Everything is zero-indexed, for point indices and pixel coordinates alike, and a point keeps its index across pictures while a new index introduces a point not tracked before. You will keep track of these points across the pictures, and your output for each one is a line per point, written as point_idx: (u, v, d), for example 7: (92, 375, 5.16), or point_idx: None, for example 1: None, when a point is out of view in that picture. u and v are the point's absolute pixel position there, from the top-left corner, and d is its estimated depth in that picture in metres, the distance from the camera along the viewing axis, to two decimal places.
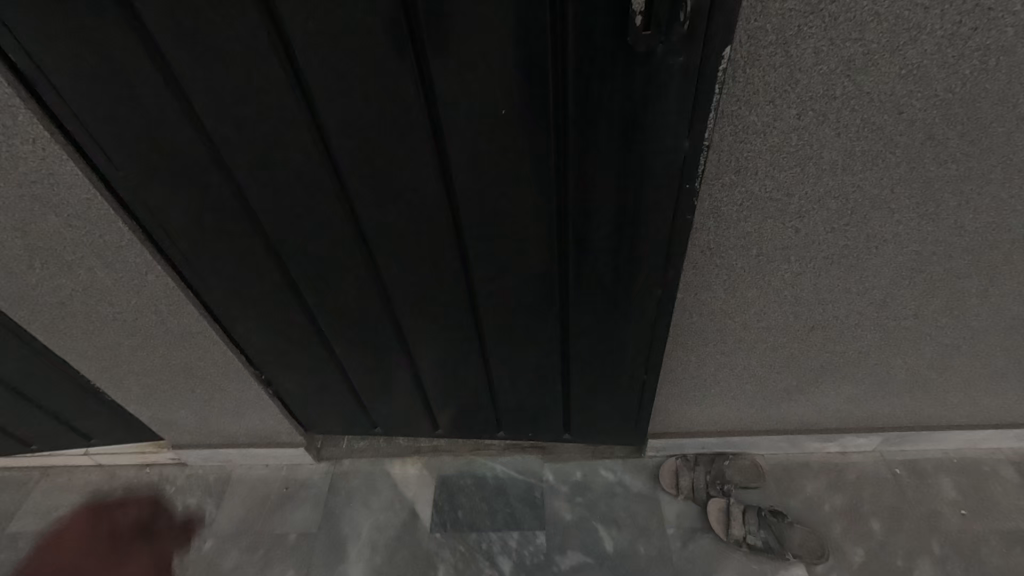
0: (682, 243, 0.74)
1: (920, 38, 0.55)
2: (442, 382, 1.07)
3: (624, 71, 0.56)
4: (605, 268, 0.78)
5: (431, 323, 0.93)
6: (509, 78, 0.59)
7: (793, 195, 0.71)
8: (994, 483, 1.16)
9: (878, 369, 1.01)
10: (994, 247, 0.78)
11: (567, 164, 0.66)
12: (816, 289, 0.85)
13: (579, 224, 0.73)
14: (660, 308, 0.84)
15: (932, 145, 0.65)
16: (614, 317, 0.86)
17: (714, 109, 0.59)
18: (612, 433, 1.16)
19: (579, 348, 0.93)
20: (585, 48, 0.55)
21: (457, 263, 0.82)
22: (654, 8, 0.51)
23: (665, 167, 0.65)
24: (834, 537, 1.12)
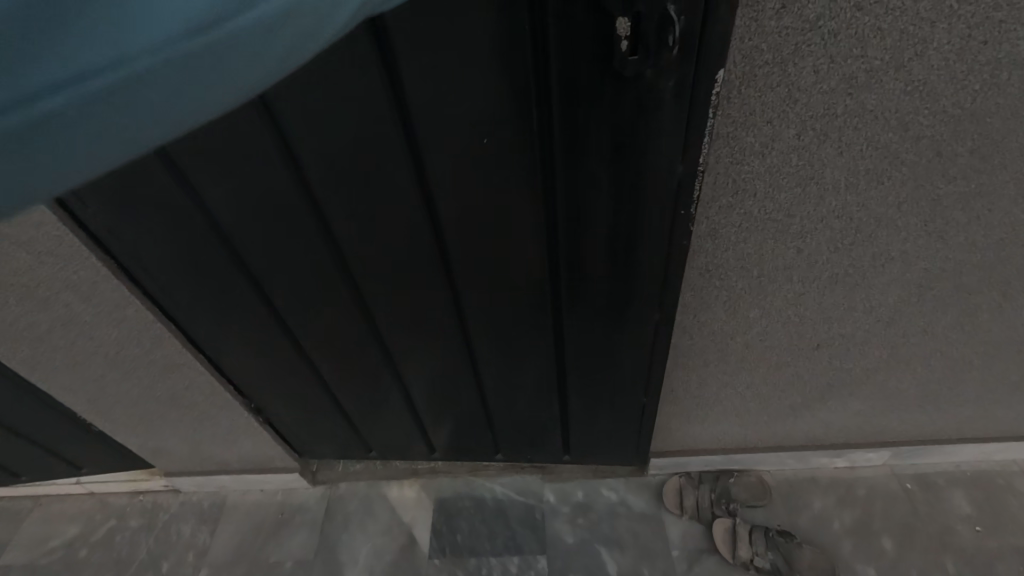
0: (679, 267, 0.70)
1: (926, 53, 0.52)
2: (436, 405, 1.04)
3: (612, 96, 0.53)
4: (599, 293, 0.75)
5: (422, 348, 0.91)
6: (490, 105, 0.56)
7: (794, 215, 0.67)
8: (1009, 497, 1.13)
9: (886, 385, 0.97)
10: (1007, 262, 0.74)
11: (556, 190, 0.63)
12: (820, 308, 0.81)
13: (570, 250, 0.70)
14: (658, 331, 0.80)
15: (941, 161, 0.61)
16: (611, 341, 0.83)
17: (707, 133, 0.56)
18: (613, 453, 1.13)
19: (575, 371, 0.90)
20: (569, 74, 0.52)
21: (445, 288, 0.79)
22: (642, 30, 0.48)
23: (658, 193, 0.62)
24: (843, 556, 1.09)
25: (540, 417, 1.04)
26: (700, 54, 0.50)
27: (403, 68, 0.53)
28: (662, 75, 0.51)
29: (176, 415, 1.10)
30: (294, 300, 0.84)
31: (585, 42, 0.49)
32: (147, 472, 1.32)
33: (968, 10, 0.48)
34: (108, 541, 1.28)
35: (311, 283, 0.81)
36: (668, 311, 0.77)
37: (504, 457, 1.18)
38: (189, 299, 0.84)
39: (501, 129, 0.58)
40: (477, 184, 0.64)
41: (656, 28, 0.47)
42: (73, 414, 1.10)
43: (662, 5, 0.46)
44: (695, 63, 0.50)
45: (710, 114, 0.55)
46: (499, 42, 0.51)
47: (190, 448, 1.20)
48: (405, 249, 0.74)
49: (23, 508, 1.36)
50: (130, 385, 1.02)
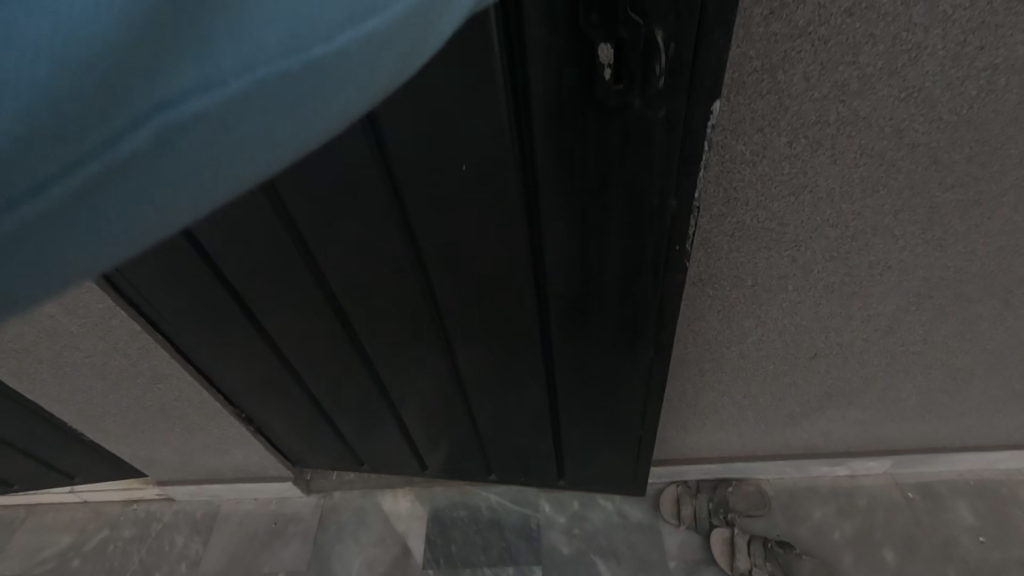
0: (673, 298, 0.68)
1: (920, 59, 0.50)
2: (427, 427, 1.02)
3: (600, 125, 0.51)
4: (590, 321, 0.73)
5: (410, 372, 0.88)
6: (474, 136, 0.54)
7: (788, 224, 0.66)
8: (1013, 508, 1.10)
9: (886, 394, 0.96)
10: (1007, 271, 0.72)
11: (545, 219, 0.61)
12: (817, 317, 0.79)
13: (561, 279, 0.68)
14: (655, 361, 0.78)
15: (937, 169, 0.59)
16: (605, 371, 0.81)
17: (702, 164, 0.54)
18: (609, 482, 1.09)
19: (568, 397, 0.87)
20: (554, 102, 0.50)
21: (432, 315, 0.77)
22: (625, 58, 0.46)
23: (652, 224, 0.60)
24: (844, 567, 1.07)
25: (534, 441, 1.00)
26: (697, 82, 0.48)
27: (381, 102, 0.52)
28: (651, 103, 0.49)
29: (167, 425, 1.09)
30: (284, 324, 0.82)
31: (568, 70, 0.48)
32: (141, 481, 1.32)
33: (963, 15, 0.47)
34: (101, 551, 1.27)
35: (299, 307, 0.79)
36: (665, 341, 0.75)
37: (498, 478, 1.15)
38: (174, 314, 0.83)
39: (488, 161, 0.56)
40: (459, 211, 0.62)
41: (642, 55, 0.46)
42: (66, 425, 1.09)
43: (648, 29, 0.44)
44: (687, 91, 0.48)
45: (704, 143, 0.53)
46: (480, 75, 0.49)
47: (182, 457, 1.18)
48: (393, 277, 0.72)
49: (18, 517, 1.36)
50: (119, 396, 1.01)
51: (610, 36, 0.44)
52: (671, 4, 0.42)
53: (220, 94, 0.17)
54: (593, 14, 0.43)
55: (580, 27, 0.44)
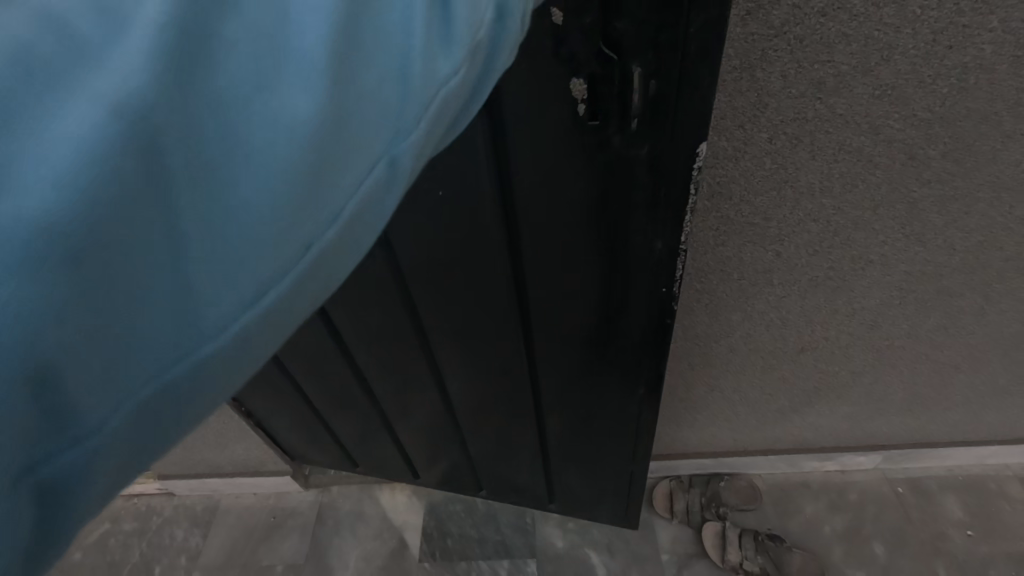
0: (663, 340, 0.67)
1: (893, 58, 0.52)
2: (420, 442, 1.02)
3: (581, 163, 0.50)
4: (578, 356, 0.72)
5: (402, 391, 0.88)
6: (455, 173, 0.53)
7: (771, 219, 0.68)
8: (1001, 503, 1.12)
9: (873, 388, 0.97)
10: (987, 266, 0.74)
11: (529, 255, 0.60)
12: (802, 311, 0.81)
13: (548, 313, 0.66)
14: (645, 400, 0.76)
15: (913, 165, 0.61)
16: (595, 405, 0.80)
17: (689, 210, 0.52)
18: (597, 513, 1.08)
19: (558, 428, 0.86)
20: (532, 139, 0.49)
21: (420, 340, 0.76)
22: (599, 96, 0.44)
23: (639, 262, 0.58)
24: (834, 560, 1.08)
25: (525, 463, 0.99)
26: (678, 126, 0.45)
27: None
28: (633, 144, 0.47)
29: None
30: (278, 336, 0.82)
31: (545, 110, 0.46)
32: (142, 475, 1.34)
33: (932, 15, 0.49)
34: (102, 544, 1.29)
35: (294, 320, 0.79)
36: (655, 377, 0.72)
37: (490, 494, 1.15)
38: None
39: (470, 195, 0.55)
40: (444, 245, 0.61)
41: (617, 93, 0.44)
42: None
43: (623, 68, 0.42)
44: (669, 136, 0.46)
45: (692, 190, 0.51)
46: None
47: (182, 451, 1.20)
48: (381, 299, 0.71)
49: None
50: None
51: (582, 70, 0.43)
52: (649, 44, 0.41)
53: (89, 448, 0.20)
54: (564, 50, 0.42)
55: (555, 61, 0.43)
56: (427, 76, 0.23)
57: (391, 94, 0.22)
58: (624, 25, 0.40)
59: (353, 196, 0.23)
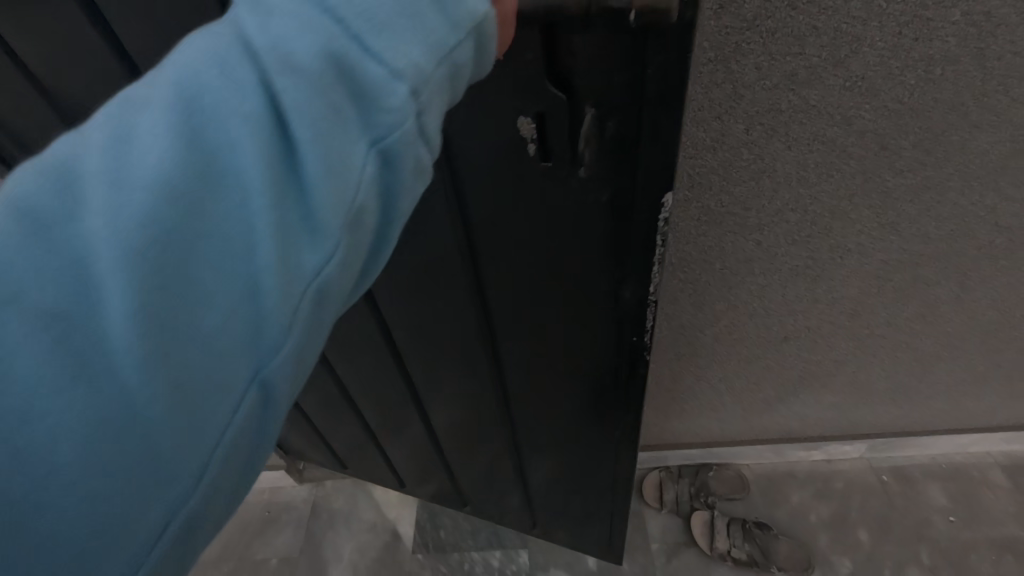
0: (636, 383, 0.65)
1: (862, 50, 0.54)
2: (404, 456, 1.01)
3: (544, 208, 0.48)
4: (552, 393, 0.71)
5: (381, 407, 0.87)
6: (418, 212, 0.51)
7: (750, 208, 0.70)
8: (983, 490, 1.14)
9: (856, 377, 0.99)
10: (961, 254, 0.76)
11: (497, 293, 0.58)
12: (784, 300, 0.83)
13: (519, 350, 0.65)
14: (621, 439, 0.75)
15: (886, 155, 0.63)
16: (571, 439, 0.78)
17: (658, 259, 0.51)
18: (581, 541, 1.05)
19: (535, 458, 0.85)
20: (492, 183, 0.47)
21: (394, 367, 0.75)
22: (549, 135, 0.42)
23: (608, 307, 0.57)
24: (820, 548, 1.10)
25: (505, 489, 0.97)
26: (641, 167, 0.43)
27: None
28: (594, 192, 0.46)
29: None
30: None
31: (502, 153, 0.44)
32: None
33: (897, 9, 0.51)
34: None
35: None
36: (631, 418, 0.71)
37: (473, 511, 1.13)
38: None
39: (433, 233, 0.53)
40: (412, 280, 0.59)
41: (570, 134, 0.42)
42: None
43: (575, 109, 0.40)
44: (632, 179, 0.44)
45: (658, 240, 0.49)
46: None
47: None
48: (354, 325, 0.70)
49: None
50: None
51: (529, 109, 0.41)
52: (604, 85, 0.38)
53: None
54: (514, 88, 0.40)
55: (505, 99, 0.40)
56: (293, 270, 0.24)
57: (249, 302, 0.24)
58: (578, 65, 0.38)
59: (224, 418, 0.24)
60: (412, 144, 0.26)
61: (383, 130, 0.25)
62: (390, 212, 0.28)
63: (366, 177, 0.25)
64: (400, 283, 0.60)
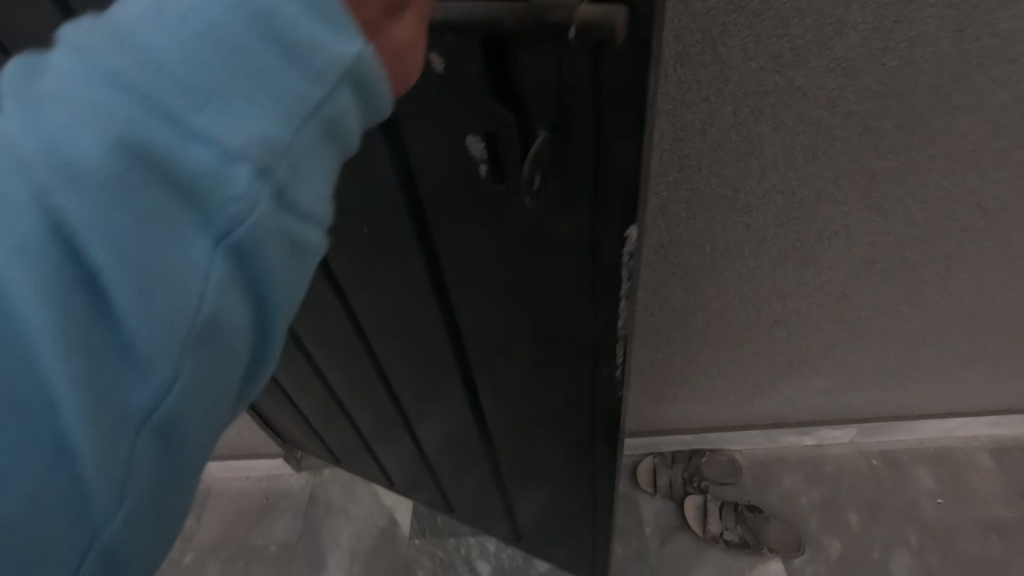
0: (609, 407, 0.64)
1: (845, 32, 0.55)
2: (391, 457, 1.01)
3: (508, 227, 0.47)
4: (527, 410, 0.70)
5: (367, 409, 0.88)
6: (389, 221, 0.52)
7: (739, 190, 0.71)
8: (970, 473, 1.16)
9: (845, 361, 1.01)
10: (945, 237, 0.78)
11: (468, 308, 0.58)
12: (773, 283, 0.85)
13: (493, 366, 0.64)
14: (598, 461, 0.73)
15: (870, 137, 0.65)
16: (550, 457, 0.77)
17: (625, 284, 0.50)
18: (564, 557, 1.03)
19: (514, 474, 0.84)
20: (456, 199, 0.46)
21: (376, 371, 0.76)
22: (503, 154, 0.41)
23: (577, 330, 0.56)
24: (810, 530, 1.12)
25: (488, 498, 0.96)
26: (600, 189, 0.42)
27: None
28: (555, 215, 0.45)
29: None
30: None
31: (461, 171, 0.43)
32: None
33: None
34: None
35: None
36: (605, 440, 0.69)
37: (460, 517, 1.13)
38: None
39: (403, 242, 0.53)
40: (388, 287, 0.60)
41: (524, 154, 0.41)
42: None
43: (527, 128, 0.39)
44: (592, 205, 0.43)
45: (624, 266, 0.48)
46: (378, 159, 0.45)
47: None
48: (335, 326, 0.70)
49: None
50: None
51: (481, 127, 0.39)
52: (557, 105, 0.37)
53: None
54: (465, 105, 0.39)
55: (459, 115, 0.39)
56: (123, 404, 0.21)
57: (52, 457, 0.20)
58: (529, 81, 0.36)
59: None
60: (267, 237, 0.23)
61: (228, 225, 0.22)
62: (261, 307, 0.25)
63: (210, 283, 0.22)
64: (375, 288, 0.61)
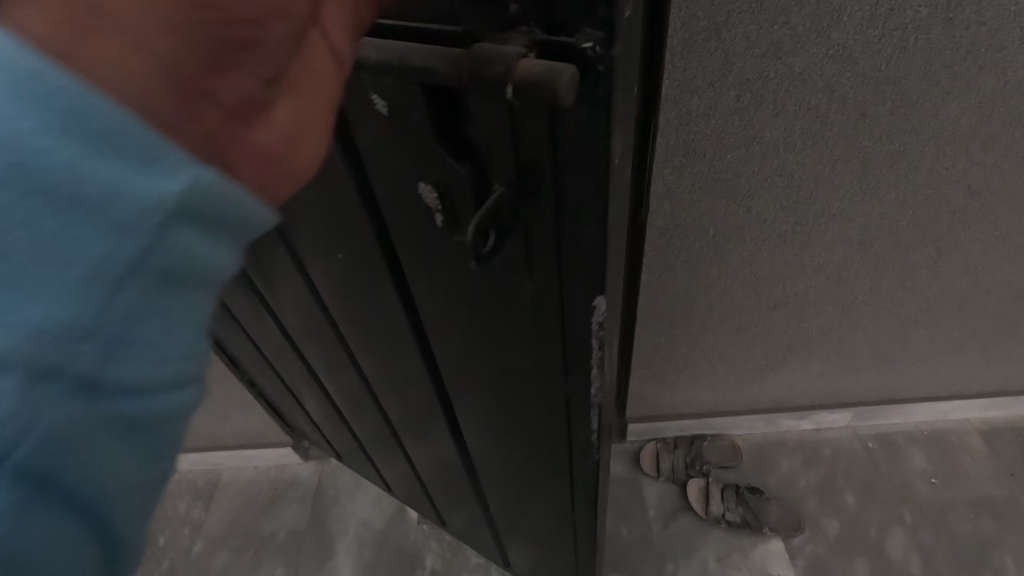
0: (583, 472, 0.60)
1: (842, 20, 0.59)
2: (386, 465, 1.01)
3: (474, 284, 0.44)
4: (505, 456, 0.67)
5: (362, 419, 0.88)
6: (364, 255, 0.50)
7: (741, 174, 0.74)
8: (962, 454, 1.20)
9: (841, 344, 1.05)
10: (937, 219, 0.81)
11: (443, 350, 0.55)
12: (773, 267, 0.88)
13: (470, 408, 0.62)
14: (577, 515, 0.70)
15: (866, 121, 0.68)
16: (531, 502, 0.74)
17: (596, 360, 0.45)
18: None
19: (497, 505, 0.82)
20: (423, 244, 0.44)
21: (365, 388, 0.75)
22: (457, 209, 0.37)
23: (548, 392, 0.51)
24: (809, 510, 1.15)
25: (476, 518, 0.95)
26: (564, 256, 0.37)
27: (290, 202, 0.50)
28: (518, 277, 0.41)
29: None
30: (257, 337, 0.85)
31: (424, 218, 0.41)
32: None
33: None
34: None
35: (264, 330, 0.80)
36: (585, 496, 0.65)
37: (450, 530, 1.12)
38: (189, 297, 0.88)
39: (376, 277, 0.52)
40: (368, 317, 0.58)
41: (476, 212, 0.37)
42: None
43: (483, 185, 0.35)
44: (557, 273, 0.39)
45: (594, 342, 0.44)
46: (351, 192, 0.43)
47: None
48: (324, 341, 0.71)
49: None
50: None
51: (434, 177, 0.36)
52: (512, 162, 0.33)
53: None
54: (418, 150, 0.35)
55: (415, 159, 0.36)
56: None
57: None
58: (482, 130, 0.32)
59: None
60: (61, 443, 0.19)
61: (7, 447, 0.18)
62: (80, 498, 0.21)
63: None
64: (355, 315, 0.60)
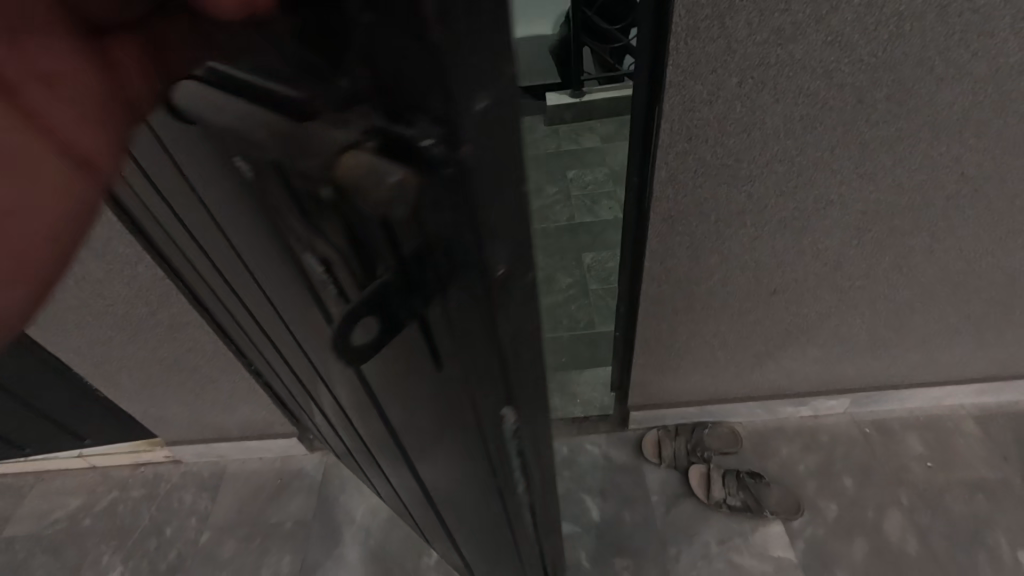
0: (522, 535, 0.57)
1: (841, 7, 0.61)
2: (365, 470, 1.01)
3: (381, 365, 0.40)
4: (447, 506, 0.64)
5: (333, 430, 0.87)
6: (288, 306, 0.47)
7: (742, 160, 0.76)
8: (957, 438, 1.23)
9: (839, 330, 1.07)
10: (932, 205, 0.84)
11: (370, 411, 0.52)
12: (773, 252, 0.90)
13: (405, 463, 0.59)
14: (526, 564, 0.67)
15: (863, 107, 0.71)
16: (479, 544, 0.72)
17: (514, 450, 0.41)
18: None
19: (452, 538, 0.80)
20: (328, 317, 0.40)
21: (326, 411, 0.74)
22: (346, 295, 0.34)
23: (472, 471, 0.48)
24: (808, 494, 1.17)
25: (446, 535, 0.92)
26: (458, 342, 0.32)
27: (219, 241, 0.47)
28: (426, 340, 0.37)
29: (180, 379, 1.15)
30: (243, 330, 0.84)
31: (324, 293, 0.37)
32: (149, 444, 1.37)
33: None
34: (111, 510, 1.33)
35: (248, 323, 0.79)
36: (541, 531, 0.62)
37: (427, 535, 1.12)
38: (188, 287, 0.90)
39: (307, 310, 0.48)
40: (307, 359, 0.56)
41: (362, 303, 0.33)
42: (80, 380, 1.15)
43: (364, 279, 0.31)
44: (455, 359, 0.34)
45: (508, 436, 0.40)
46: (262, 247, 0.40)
47: (191, 414, 1.25)
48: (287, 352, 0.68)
49: (26, 484, 1.40)
50: (136, 347, 1.07)
51: (326, 255, 0.33)
52: (386, 263, 0.28)
53: None
54: (307, 226, 0.32)
55: (307, 234, 0.33)
56: None
57: None
58: (352, 225, 0.28)
59: None
60: None
61: None
62: None
63: None
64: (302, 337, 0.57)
